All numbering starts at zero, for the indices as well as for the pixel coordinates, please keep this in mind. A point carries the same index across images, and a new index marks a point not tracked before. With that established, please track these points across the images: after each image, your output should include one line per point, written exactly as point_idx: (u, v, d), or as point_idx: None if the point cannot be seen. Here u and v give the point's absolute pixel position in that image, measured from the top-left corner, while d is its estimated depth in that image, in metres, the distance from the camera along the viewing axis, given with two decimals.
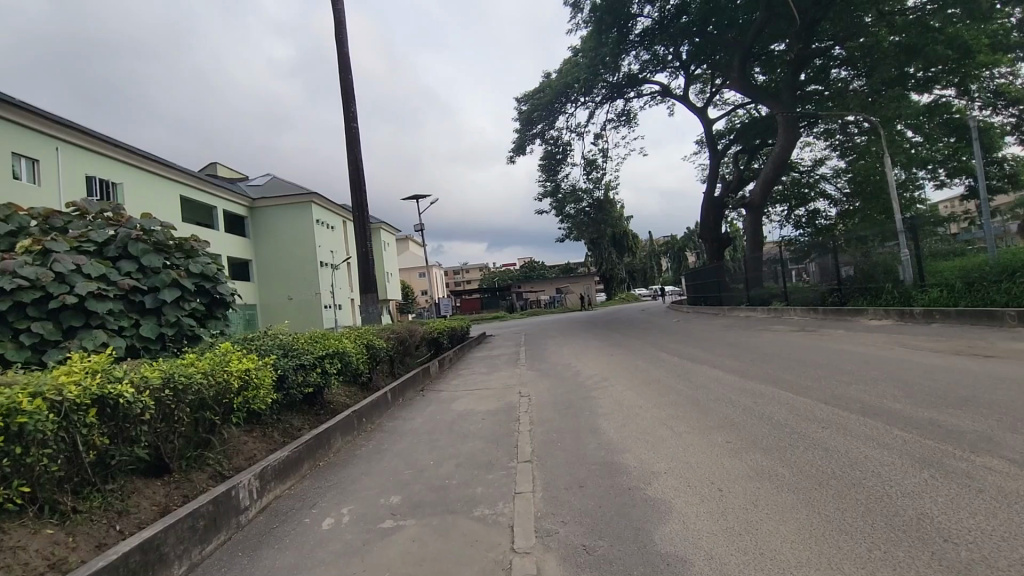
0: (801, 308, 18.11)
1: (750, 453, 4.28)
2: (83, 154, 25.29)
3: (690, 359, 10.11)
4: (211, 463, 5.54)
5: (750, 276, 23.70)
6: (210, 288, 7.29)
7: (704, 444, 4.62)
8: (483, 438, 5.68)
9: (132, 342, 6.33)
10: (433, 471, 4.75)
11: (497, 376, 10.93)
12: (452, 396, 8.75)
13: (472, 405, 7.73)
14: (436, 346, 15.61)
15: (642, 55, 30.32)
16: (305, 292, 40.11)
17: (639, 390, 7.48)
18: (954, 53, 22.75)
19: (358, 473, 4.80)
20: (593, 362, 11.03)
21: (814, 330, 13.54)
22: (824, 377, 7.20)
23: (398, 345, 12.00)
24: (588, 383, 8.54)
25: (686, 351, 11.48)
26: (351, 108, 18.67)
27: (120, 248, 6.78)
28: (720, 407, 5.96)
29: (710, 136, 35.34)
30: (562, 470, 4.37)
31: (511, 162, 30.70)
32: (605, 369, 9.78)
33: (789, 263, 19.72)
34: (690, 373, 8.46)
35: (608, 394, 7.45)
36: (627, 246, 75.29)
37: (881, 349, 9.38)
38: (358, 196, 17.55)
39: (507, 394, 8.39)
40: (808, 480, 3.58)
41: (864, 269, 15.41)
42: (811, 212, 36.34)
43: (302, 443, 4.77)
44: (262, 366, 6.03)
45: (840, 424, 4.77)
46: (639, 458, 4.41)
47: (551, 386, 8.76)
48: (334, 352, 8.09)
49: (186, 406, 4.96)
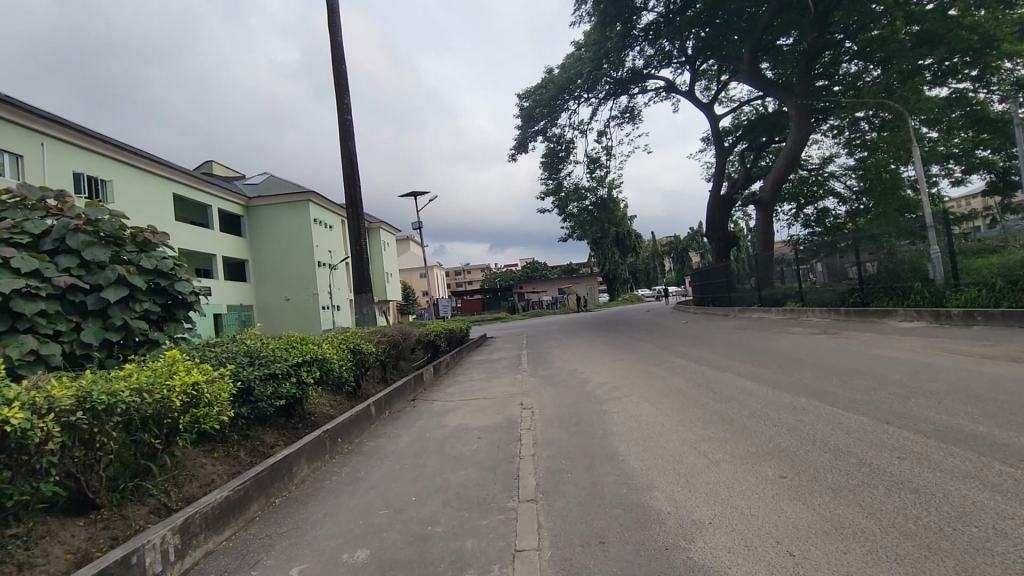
0: (818, 309, 17.15)
1: (816, 496, 3.37)
2: (70, 150, 24.37)
3: (708, 365, 9.17)
4: (153, 495, 4.65)
5: (760, 276, 22.66)
6: (167, 285, 6.42)
7: (753, 480, 3.69)
8: (478, 464, 4.77)
9: (69, 349, 5.49)
10: (415, 512, 3.82)
11: (497, 383, 10.02)
12: (446, 407, 7.84)
13: (468, 420, 6.80)
14: (432, 349, 14.67)
15: (646, 50, 29.44)
16: (302, 292, 39.20)
17: (657, 402, 6.55)
18: (976, 42, 21.83)
19: (320, 514, 3.88)
20: (601, 367, 10.11)
21: (837, 332, 12.59)
22: (871, 387, 6.28)
23: (389, 348, 11.08)
24: (598, 393, 7.61)
25: (703, 355, 10.55)
26: (344, 100, 17.77)
27: (58, 242, 5.98)
28: (760, 426, 5.03)
29: (716, 132, 34.37)
30: (577, 515, 3.45)
31: (512, 160, 29.83)
32: (616, 376, 8.86)
33: (803, 262, 18.80)
34: (712, 381, 7.54)
35: (621, 407, 6.53)
36: (630, 247, 73.97)
37: (923, 354, 8.45)
38: (353, 192, 16.68)
39: (508, 405, 7.49)
40: (914, 547, 2.67)
41: (888, 267, 14.45)
42: (820, 211, 35.39)
43: (252, 478, 3.84)
44: (217, 378, 5.12)
45: (921, 455, 3.85)
46: (673, 499, 3.50)
47: (557, 396, 7.85)
48: (313, 357, 7.20)
49: (113, 430, 4.08)
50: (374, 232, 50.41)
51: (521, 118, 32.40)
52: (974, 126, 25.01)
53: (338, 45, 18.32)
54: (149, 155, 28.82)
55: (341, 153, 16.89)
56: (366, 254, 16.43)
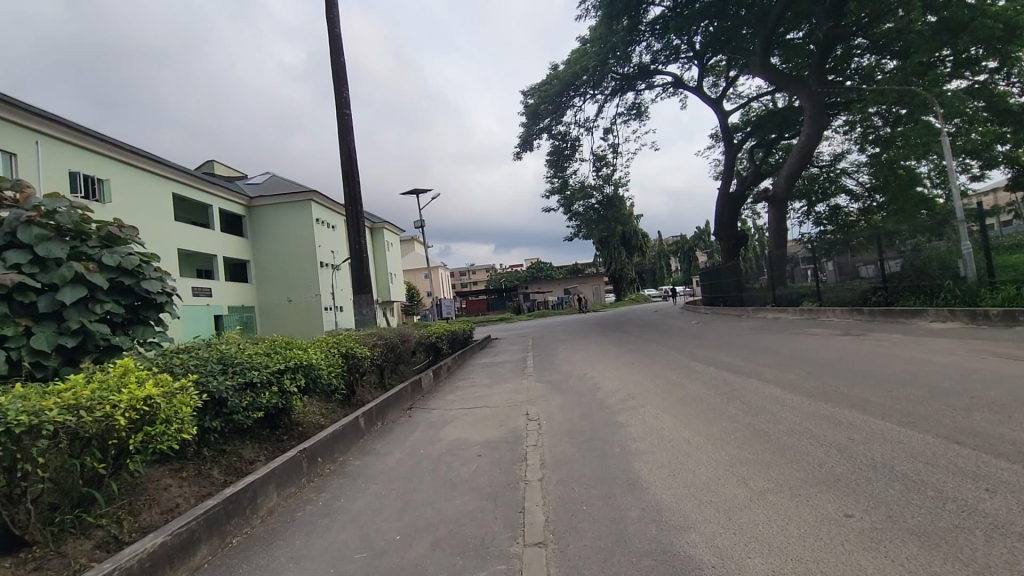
0: (837, 309, 16.38)
1: (898, 546, 2.67)
2: (64, 149, 23.87)
3: (730, 370, 8.44)
4: (101, 527, 4.02)
5: (774, 275, 21.86)
6: (132, 284, 5.80)
7: (812, 521, 2.99)
8: (477, 491, 4.09)
9: (16, 357, 4.88)
10: (399, 556, 3.15)
11: (501, 389, 9.36)
12: (444, 417, 7.17)
13: (468, 433, 6.11)
14: (433, 352, 14.01)
15: (653, 45, 28.76)
16: (305, 294, 38.65)
17: (680, 415, 5.85)
18: (1003, 30, 20.86)
19: (284, 558, 3.21)
20: (613, 372, 9.43)
21: (862, 334, 11.82)
22: (924, 398, 5.53)
23: (386, 352, 10.40)
24: (611, 403, 6.91)
25: (722, 359, 9.82)
26: (342, 94, 17.16)
27: (11, 236, 5.41)
28: (807, 447, 4.32)
29: (725, 129, 33.53)
30: (597, 567, 2.77)
31: (517, 158, 29.19)
32: (630, 383, 8.17)
33: (820, 260, 18.01)
34: (737, 389, 6.84)
35: (639, 419, 5.85)
36: (637, 246, 72.88)
37: (966, 357, 7.73)
38: (352, 189, 16.05)
39: (512, 416, 6.83)
40: None
41: (915, 264, 13.67)
42: (832, 209, 34.51)
43: (200, 516, 3.18)
44: (178, 390, 4.47)
45: (1018, 488, 3.14)
46: (717, 547, 2.81)
47: (566, 405, 7.17)
48: (298, 365, 6.54)
49: (38, 455, 3.45)
50: (377, 232, 49.81)
51: (526, 115, 31.74)
52: (997, 117, 24.06)
53: (336, 37, 17.72)
54: (147, 154, 28.36)
55: (339, 150, 16.28)
56: (364, 254, 15.80)
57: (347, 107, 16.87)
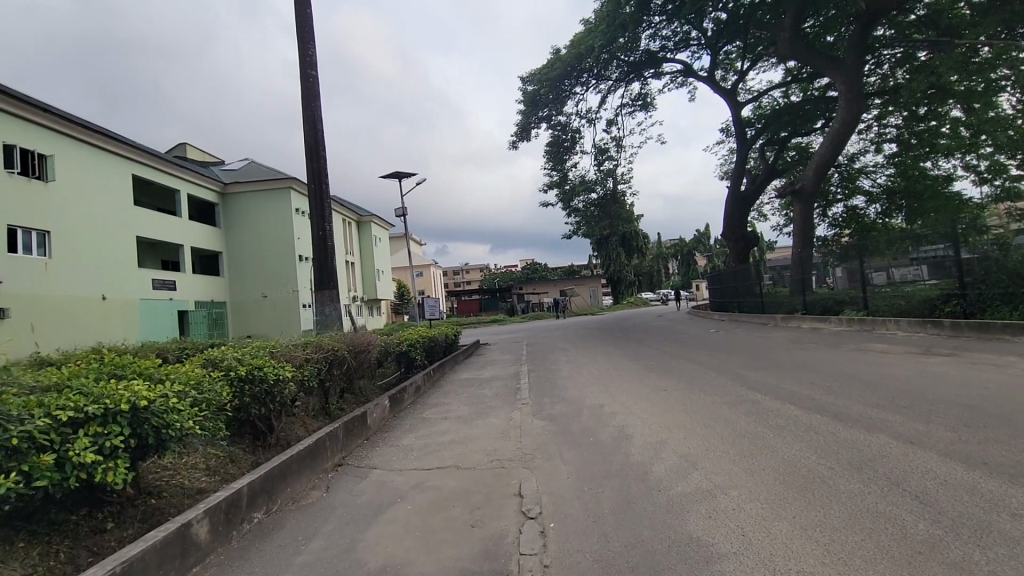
0: (893, 320, 13.53)
1: None
2: (4, 120, 20.92)
3: (824, 413, 5.62)
4: None
5: (802, 278, 19.02)
6: None
7: None
8: None
9: None
10: None
11: (479, 430, 6.48)
12: (382, 494, 4.31)
13: (414, 548, 3.27)
14: (402, 363, 11.06)
15: (662, 30, 26.21)
16: (280, 289, 35.57)
17: (817, 533, 3.01)
18: None
19: None
20: (642, 408, 6.60)
21: (958, 355, 8.99)
22: None
23: (328, 368, 7.50)
24: (664, 479, 4.08)
25: (795, 390, 6.99)
26: (306, 51, 14.24)
27: None
28: None
29: (737, 123, 30.74)
30: None
31: (513, 147, 26.45)
32: (677, 433, 5.34)
33: (863, 262, 15.18)
34: (879, 463, 4.02)
35: (734, 538, 3.04)
36: (636, 247, 70.20)
37: None
38: (314, 165, 13.14)
39: (500, 499, 4.01)
40: None
41: (1008, 267, 10.95)
42: (849, 212, 31.60)
43: None
44: None
45: None
46: None
47: (587, 475, 4.36)
48: (114, 410, 3.62)
49: None
50: (364, 226, 46.73)
51: (525, 102, 28.84)
52: None
53: None
54: (103, 131, 25.38)
55: (302, 117, 13.35)
56: (326, 244, 12.83)
57: (313, 65, 13.95)
